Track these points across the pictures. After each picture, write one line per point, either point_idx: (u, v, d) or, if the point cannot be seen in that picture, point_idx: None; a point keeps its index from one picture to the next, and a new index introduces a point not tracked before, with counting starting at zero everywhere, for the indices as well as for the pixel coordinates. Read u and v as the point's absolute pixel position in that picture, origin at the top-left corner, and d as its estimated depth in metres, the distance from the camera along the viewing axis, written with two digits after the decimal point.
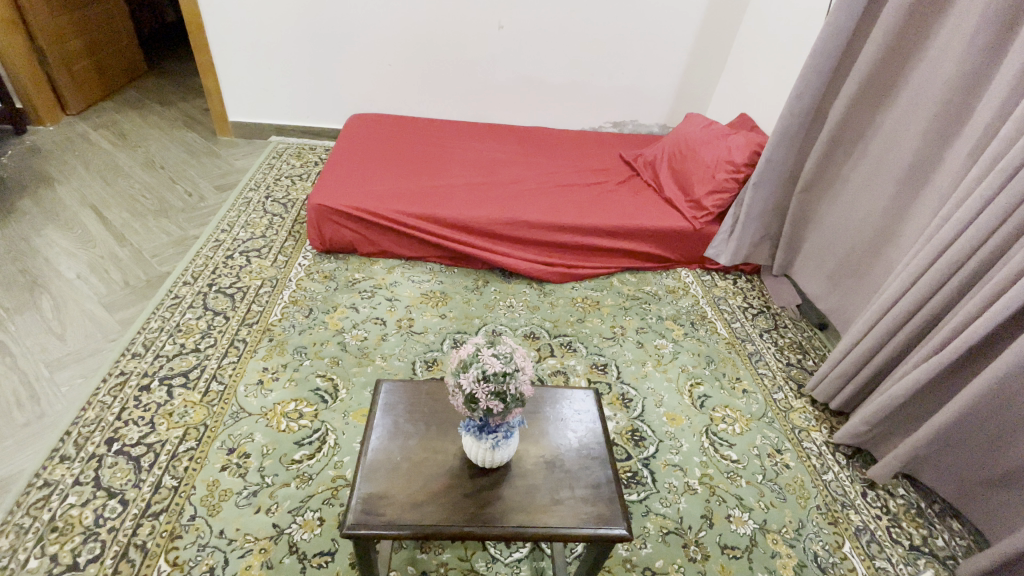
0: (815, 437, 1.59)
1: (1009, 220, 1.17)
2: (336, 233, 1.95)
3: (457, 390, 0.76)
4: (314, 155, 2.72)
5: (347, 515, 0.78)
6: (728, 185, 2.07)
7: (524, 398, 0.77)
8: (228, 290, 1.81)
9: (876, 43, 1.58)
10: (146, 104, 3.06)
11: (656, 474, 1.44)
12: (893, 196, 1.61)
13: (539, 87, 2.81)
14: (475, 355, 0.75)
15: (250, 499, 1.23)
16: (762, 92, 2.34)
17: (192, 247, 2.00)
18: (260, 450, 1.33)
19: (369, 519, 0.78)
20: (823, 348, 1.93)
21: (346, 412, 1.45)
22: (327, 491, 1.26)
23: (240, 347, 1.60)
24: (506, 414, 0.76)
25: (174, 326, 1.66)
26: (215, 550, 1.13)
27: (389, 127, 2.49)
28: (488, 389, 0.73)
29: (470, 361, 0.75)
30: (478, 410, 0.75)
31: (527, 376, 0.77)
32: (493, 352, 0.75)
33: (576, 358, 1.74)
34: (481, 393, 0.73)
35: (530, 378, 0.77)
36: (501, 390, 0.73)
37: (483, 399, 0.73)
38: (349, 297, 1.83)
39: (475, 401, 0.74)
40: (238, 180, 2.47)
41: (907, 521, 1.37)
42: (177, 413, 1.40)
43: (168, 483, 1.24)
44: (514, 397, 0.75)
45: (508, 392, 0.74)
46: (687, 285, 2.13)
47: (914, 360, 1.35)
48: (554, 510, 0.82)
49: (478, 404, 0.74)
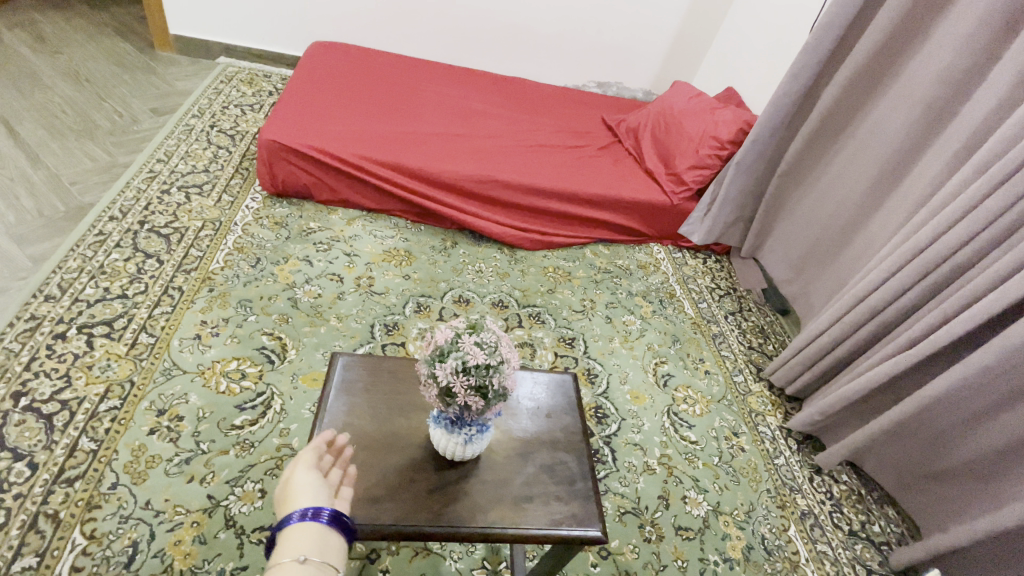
0: (770, 421, 1.62)
1: (990, 227, 1.15)
2: (290, 175, 1.76)
3: (432, 381, 0.67)
4: (268, 84, 2.44)
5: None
6: (709, 162, 2.01)
7: (508, 392, 0.69)
8: (162, 230, 1.61)
9: (879, 26, 1.50)
10: (69, 4, 2.64)
11: (616, 453, 1.42)
12: (873, 189, 1.59)
13: (522, 34, 2.61)
14: (454, 343, 0.66)
15: (182, 467, 1.11)
16: (752, 66, 2.26)
17: (122, 177, 1.76)
18: (196, 413, 1.20)
19: None
20: (784, 333, 1.94)
21: (294, 374, 1.34)
22: (270, 461, 1.16)
23: (175, 296, 1.43)
24: (486, 409, 0.68)
25: (97, 267, 1.46)
26: (139, 523, 1.02)
27: (355, 60, 2.25)
28: (468, 383, 0.65)
29: (448, 348, 0.66)
30: (454, 404, 0.67)
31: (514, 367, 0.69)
32: (476, 340, 0.66)
33: (544, 330, 1.68)
34: (460, 388, 0.65)
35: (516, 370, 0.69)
36: (483, 385, 0.65)
37: (463, 394, 0.65)
38: (303, 248, 1.67)
39: (451, 396, 0.66)
40: (178, 104, 2.19)
41: (848, 507, 1.43)
42: (99, 366, 1.24)
43: (86, 447, 1.10)
44: (497, 392, 0.67)
45: (490, 386, 0.66)
46: (658, 261, 2.09)
47: (875, 358, 1.37)
48: (524, 508, 0.76)
49: (455, 398, 0.66)
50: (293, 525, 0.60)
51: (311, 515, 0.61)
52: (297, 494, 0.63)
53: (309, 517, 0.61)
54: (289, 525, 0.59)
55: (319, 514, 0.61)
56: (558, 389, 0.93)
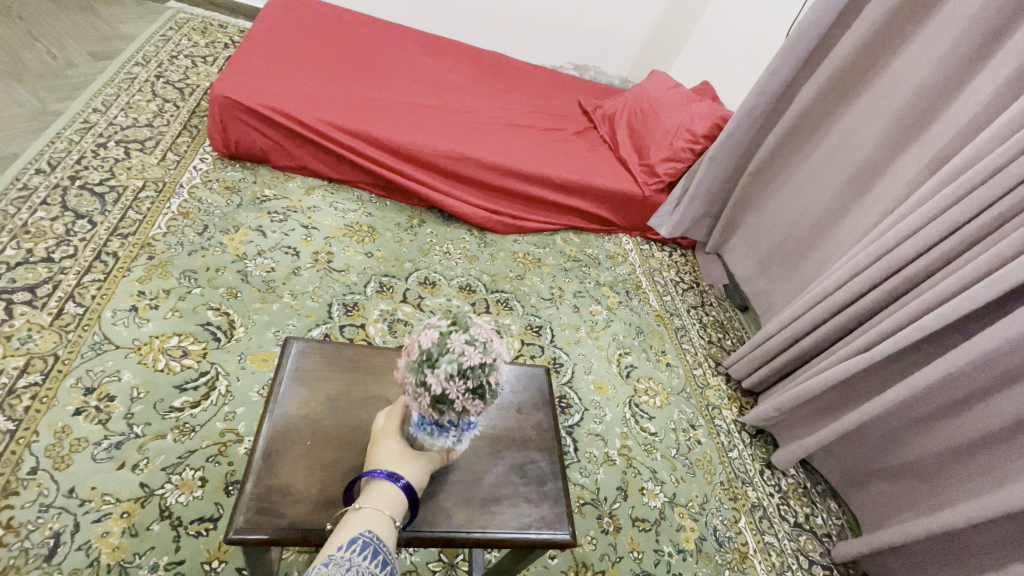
0: (726, 415, 1.66)
1: (950, 239, 1.19)
2: (244, 136, 1.62)
3: (419, 389, 0.61)
4: (224, 35, 2.24)
5: (237, 516, 0.64)
6: (683, 155, 2.00)
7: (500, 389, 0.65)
8: (96, 188, 1.45)
9: (859, 31, 1.52)
10: None
11: (578, 443, 1.41)
12: (840, 194, 1.63)
13: (501, 6, 2.50)
14: (440, 340, 0.60)
15: (112, 452, 1.01)
16: (729, 61, 2.26)
17: (51, 125, 1.57)
18: (129, 392, 1.10)
19: (267, 519, 0.64)
20: (742, 330, 1.98)
21: (242, 354, 1.24)
22: (213, 447, 1.08)
23: (109, 263, 1.30)
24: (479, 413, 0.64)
25: (18, 225, 1.30)
26: (61, 513, 0.93)
27: (321, 17, 2.09)
28: (464, 386, 0.59)
29: (437, 352, 0.60)
30: (447, 412, 0.61)
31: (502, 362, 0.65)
32: (467, 338, 0.61)
33: (511, 316, 1.65)
34: (455, 392, 0.59)
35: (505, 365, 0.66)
36: (479, 386, 0.61)
37: (458, 397, 0.60)
38: (256, 217, 1.55)
39: (445, 402, 0.61)
40: (120, 48, 1.98)
41: (795, 499, 1.49)
42: (18, 337, 1.11)
43: (0, 427, 0.99)
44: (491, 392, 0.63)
45: (488, 387, 0.61)
46: (627, 252, 2.08)
47: (831, 359, 1.41)
48: (492, 509, 0.73)
49: (451, 405, 0.61)
50: (378, 480, 0.63)
51: (391, 477, 0.63)
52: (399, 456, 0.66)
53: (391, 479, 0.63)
54: (375, 480, 0.63)
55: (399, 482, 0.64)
56: (526, 380, 0.90)
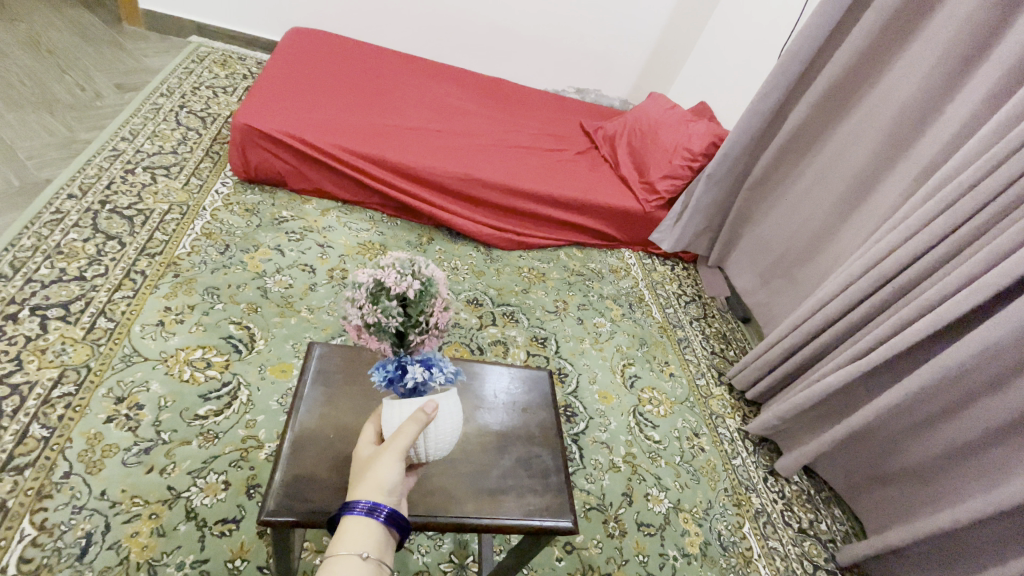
0: (730, 424, 1.69)
1: (937, 247, 1.24)
2: (264, 161, 1.72)
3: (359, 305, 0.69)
4: (243, 66, 2.37)
5: (267, 501, 0.69)
6: (682, 172, 2.07)
7: (439, 300, 0.72)
8: (125, 211, 1.55)
9: (846, 54, 1.59)
10: None
11: (583, 451, 1.46)
12: (833, 206, 1.69)
13: (505, 35, 2.62)
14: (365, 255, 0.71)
15: (141, 457, 1.07)
16: (725, 82, 2.35)
17: (83, 153, 1.68)
18: (157, 401, 1.16)
19: (293, 505, 0.70)
20: (744, 341, 2.02)
21: (262, 365, 1.31)
22: (235, 453, 1.14)
23: (137, 280, 1.38)
24: (430, 315, 0.71)
25: (53, 246, 1.39)
26: (93, 514, 0.98)
27: (335, 49, 2.22)
28: (398, 277, 0.68)
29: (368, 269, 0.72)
30: (384, 303, 0.68)
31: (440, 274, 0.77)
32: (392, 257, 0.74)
33: (517, 329, 1.71)
34: (392, 287, 0.68)
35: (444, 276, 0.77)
36: (414, 276, 0.69)
37: (398, 291, 0.68)
38: (274, 237, 1.63)
39: (389, 305, 0.69)
40: (146, 81, 2.10)
41: (799, 506, 1.51)
42: (53, 350, 1.18)
43: (37, 434, 1.05)
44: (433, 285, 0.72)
45: (417, 278, 0.70)
46: (629, 266, 2.14)
47: (830, 365, 1.45)
48: (499, 499, 0.78)
49: (385, 296, 0.68)
50: (355, 514, 0.59)
51: (369, 510, 0.60)
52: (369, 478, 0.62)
53: (369, 513, 0.60)
54: (350, 513, 0.59)
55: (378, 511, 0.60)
56: (529, 383, 0.96)
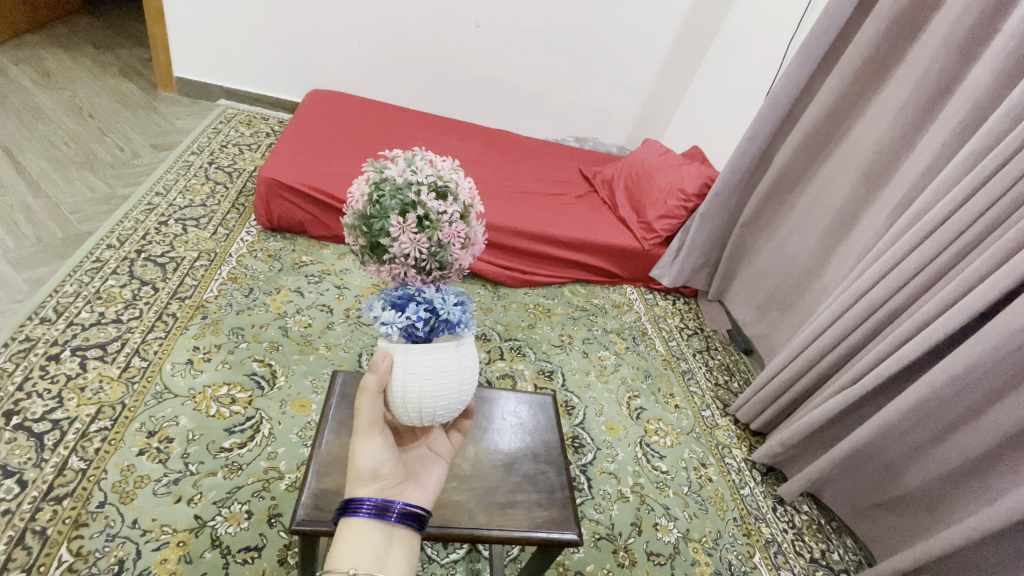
0: (736, 454, 1.71)
1: (917, 276, 1.32)
2: (286, 211, 1.86)
3: (348, 211, 0.74)
4: (266, 125, 2.57)
5: (297, 511, 0.79)
6: (677, 212, 2.19)
7: (408, 208, 0.70)
8: (159, 259, 1.67)
9: (823, 101, 1.73)
10: (74, 44, 2.78)
11: (592, 481, 1.49)
12: (821, 240, 1.78)
13: (508, 91, 2.82)
14: (372, 161, 0.75)
15: (170, 487, 1.14)
16: (715, 128, 2.50)
17: (121, 208, 1.82)
18: (185, 434, 1.24)
19: (320, 515, 0.79)
20: (748, 372, 2.07)
21: (283, 400, 1.38)
22: (257, 483, 1.20)
23: (169, 322, 1.48)
24: (395, 241, 0.69)
25: (93, 292, 1.50)
26: (126, 541, 1.04)
27: (353, 109, 2.41)
28: (370, 190, 0.70)
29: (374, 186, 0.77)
30: (358, 217, 0.72)
31: (444, 200, 0.72)
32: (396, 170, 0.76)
33: (524, 362, 1.77)
34: (362, 198, 0.71)
35: (445, 202, 0.72)
36: (385, 191, 0.69)
37: (370, 204, 0.71)
38: (295, 280, 1.74)
39: (362, 219, 0.72)
40: (179, 141, 2.29)
41: (809, 535, 1.52)
42: (91, 388, 1.27)
43: (75, 465, 1.12)
44: (405, 207, 0.70)
45: (386, 186, 0.70)
46: (631, 301, 2.22)
47: (828, 392, 1.50)
48: (508, 512, 0.84)
49: (360, 211, 0.72)
50: (362, 518, 0.62)
51: (379, 511, 0.63)
52: (373, 477, 0.65)
53: (376, 514, 0.62)
54: (358, 515, 0.62)
55: (389, 511, 0.63)
56: (535, 407, 1.04)
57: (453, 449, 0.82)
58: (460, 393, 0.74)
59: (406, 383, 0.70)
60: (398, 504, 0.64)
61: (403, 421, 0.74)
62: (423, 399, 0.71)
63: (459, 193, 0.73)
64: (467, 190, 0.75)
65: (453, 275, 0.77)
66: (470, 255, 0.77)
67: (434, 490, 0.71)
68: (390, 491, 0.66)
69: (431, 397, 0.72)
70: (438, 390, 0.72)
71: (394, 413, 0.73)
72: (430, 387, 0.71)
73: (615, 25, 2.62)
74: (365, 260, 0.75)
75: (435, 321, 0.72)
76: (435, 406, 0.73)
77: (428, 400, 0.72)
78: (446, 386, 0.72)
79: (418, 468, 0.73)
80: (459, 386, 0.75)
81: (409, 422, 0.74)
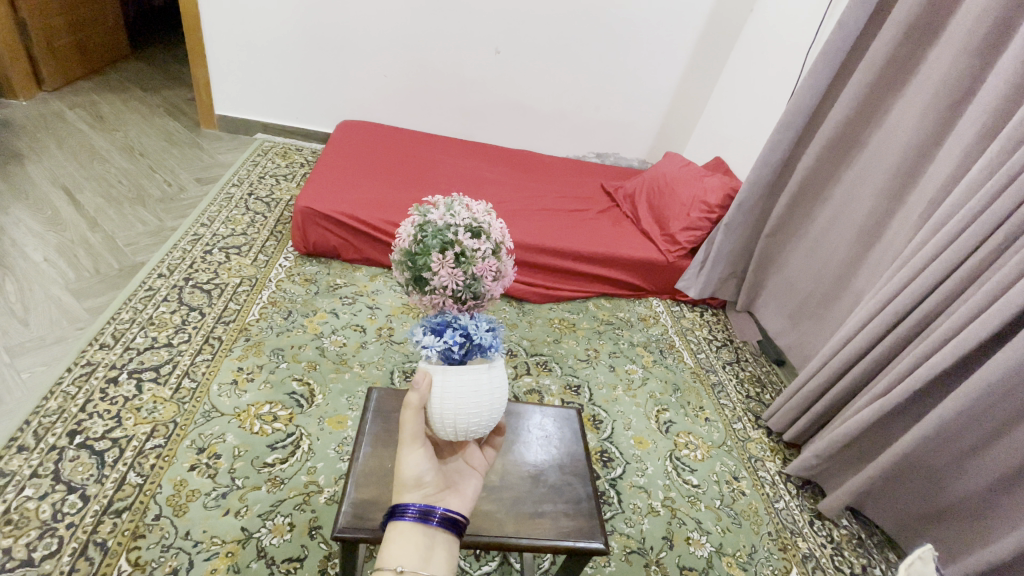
0: (770, 466, 1.69)
1: (947, 281, 1.30)
2: (321, 237, 1.95)
3: (395, 249, 0.82)
4: (300, 156, 2.72)
5: (339, 518, 0.84)
6: (701, 224, 2.20)
7: (449, 246, 0.76)
8: (205, 285, 1.78)
9: (843, 108, 1.73)
10: (125, 88, 3.01)
11: (621, 495, 1.49)
12: (848, 248, 1.76)
13: (528, 112, 2.90)
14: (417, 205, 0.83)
15: (219, 501, 1.21)
16: (736, 139, 2.50)
17: (170, 239, 1.96)
18: (232, 451, 1.31)
19: (360, 523, 0.84)
20: (780, 383, 2.04)
21: (321, 417, 1.45)
22: (299, 497, 1.26)
23: (215, 345, 1.58)
24: (435, 274, 0.76)
25: (147, 318, 1.62)
26: (179, 552, 1.11)
27: (380, 137, 2.52)
28: (414, 230, 0.78)
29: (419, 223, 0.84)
30: (404, 253, 0.79)
31: (478, 238, 0.78)
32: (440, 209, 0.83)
33: (551, 377, 1.80)
34: (407, 238, 0.78)
35: (482, 240, 0.77)
36: (426, 231, 0.76)
37: (414, 242, 0.78)
38: (330, 302, 1.83)
39: (407, 254, 0.79)
40: (220, 175, 2.44)
41: (849, 550, 1.49)
42: (146, 409, 1.36)
43: (133, 481, 1.21)
44: (444, 245, 0.76)
45: (429, 226, 0.77)
46: (657, 314, 2.23)
47: (861, 401, 1.47)
48: (537, 522, 0.88)
49: (406, 247, 0.79)
50: (408, 521, 0.66)
51: (421, 515, 0.67)
52: (415, 484, 0.70)
53: (421, 518, 0.67)
54: (404, 518, 0.66)
55: (431, 515, 0.67)
56: (560, 421, 1.07)
57: (489, 463, 0.85)
58: (492, 413, 0.78)
59: (443, 399, 0.74)
60: (439, 509, 0.68)
61: (441, 437, 0.78)
62: (458, 417, 0.75)
63: (491, 232, 0.79)
64: (498, 229, 0.80)
65: (487, 304, 0.83)
66: (503, 287, 0.82)
67: (472, 497, 0.74)
68: (432, 497, 0.70)
69: (465, 415, 0.76)
70: (472, 408, 0.76)
71: (434, 429, 0.78)
72: (464, 404, 0.75)
73: (632, 44, 2.67)
74: (408, 290, 0.81)
75: (470, 344, 0.77)
76: (469, 423, 0.77)
77: (463, 418, 0.76)
78: (479, 405, 0.76)
79: (457, 479, 0.77)
80: (492, 404, 0.78)
81: (447, 438, 0.79)
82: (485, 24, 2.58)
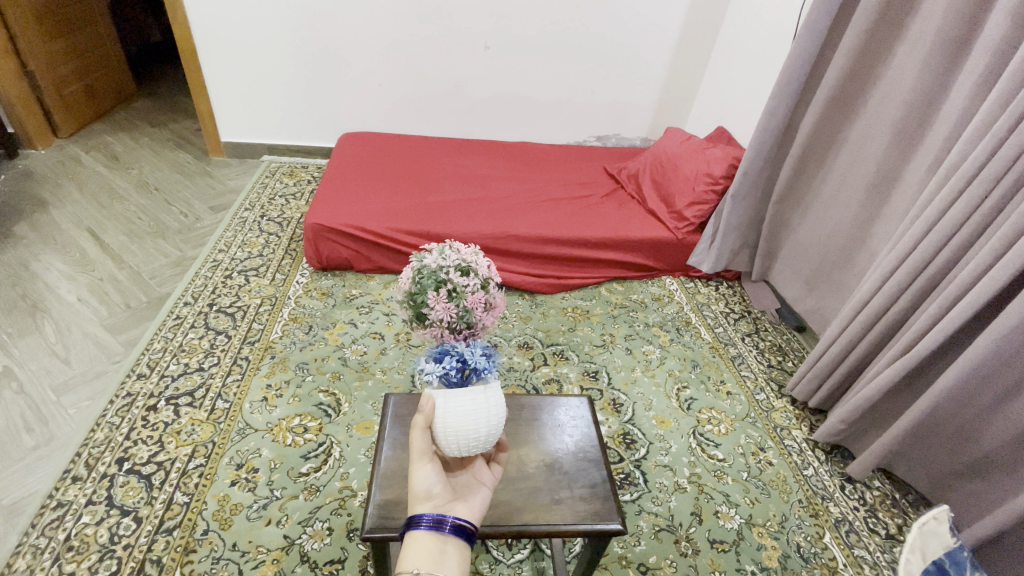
0: (796, 435, 1.68)
1: (959, 232, 1.27)
2: (333, 251, 2.01)
3: (400, 291, 0.93)
4: (307, 173, 2.78)
5: (366, 520, 0.89)
6: (707, 197, 2.18)
7: (440, 283, 0.87)
8: (228, 309, 1.86)
9: (840, 64, 1.68)
10: (135, 125, 3.12)
11: (647, 475, 1.51)
12: (858, 208, 1.73)
13: (525, 103, 2.90)
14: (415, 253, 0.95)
15: (261, 512, 1.28)
16: (737, 107, 2.46)
17: (191, 269, 2.04)
18: (268, 464, 1.38)
19: (386, 522, 0.89)
20: (802, 350, 2.02)
21: (349, 425, 1.51)
22: (335, 502, 1.32)
23: (243, 365, 1.65)
24: (432, 308, 0.86)
25: (178, 346, 1.70)
26: (229, 562, 1.19)
27: (381, 146, 2.56)
28: (412, 274, 0.90)
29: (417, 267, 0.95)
30: (405, 298, 0.91)
31: (466, 275, 0.89)
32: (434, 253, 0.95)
33: (568, 366, 1.83)
34: (406, 281, 0.90)
35: (470, 277, 0.88)
36: (421, 273, 0.88)
37: (413, 284, 0.89)
38: (348, 313, 1.89)
39: (409, 295, 0.90)
40: (233, 201, 2.52)
41: (883, 511, 1.49)
42: (185, 431, 1.44)
43: (180, 500, 1.29)
44: (438, 283, 0.87)
45: (423, 269, 0.89)
46: (672, 292, 2.23)
47: (882, 361, 1.45)
48: (555, 509, 0.92)
49: (407, 292, 0.91)
50: (422, 528, 0.70)
51: (434, 524, 0.71)
52: (426, 495, 0.73)
53: (434, 527, 0.70)
54: (418, 527, 0.70)
55: (443, 523, 0.71)
56: (573, 411, 1.10)
57: (497, 479, 0.87)
58: (490, 432, 0.82)
59: (445, 420, 0.79)
60: (450, 517, 0.72)
61: (448, 454, 0.82)
62: (458, 436, 0.79)
63: (479, 270, 0.90)
64: (485, 267, 0.92)
65: (481, 334, 0.92)
66: (493, 318, 0.92)
67: (481, 506, 0.77)
68: (443, 506, 0.74)
69: (467, 434, 0.79)
70: (471, 427, 0.80)
71: (440, 448, 0.82)
72: (463, 423, 0.79)
73: (622, 22, 2.63)
74: (412, 326, 0.92)
75: (467, 369, 0.83)
76: (469, 443, 0.81)
77: (465, 436, 0.80)
78: (478, 424, 0.80)
79: (465, 491, 0.80)
80: (492, 423, 0.82)
81: (453, 455, 0.83)
82: (472, 21, 2.59)
